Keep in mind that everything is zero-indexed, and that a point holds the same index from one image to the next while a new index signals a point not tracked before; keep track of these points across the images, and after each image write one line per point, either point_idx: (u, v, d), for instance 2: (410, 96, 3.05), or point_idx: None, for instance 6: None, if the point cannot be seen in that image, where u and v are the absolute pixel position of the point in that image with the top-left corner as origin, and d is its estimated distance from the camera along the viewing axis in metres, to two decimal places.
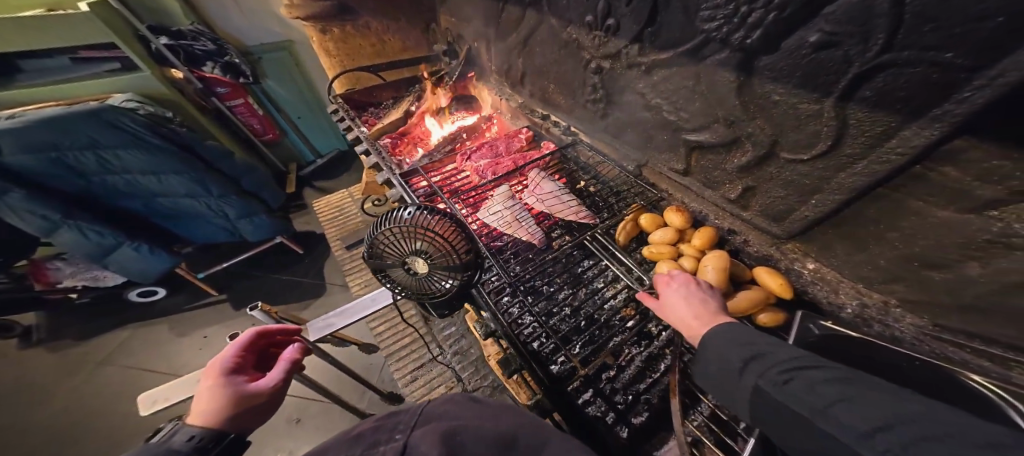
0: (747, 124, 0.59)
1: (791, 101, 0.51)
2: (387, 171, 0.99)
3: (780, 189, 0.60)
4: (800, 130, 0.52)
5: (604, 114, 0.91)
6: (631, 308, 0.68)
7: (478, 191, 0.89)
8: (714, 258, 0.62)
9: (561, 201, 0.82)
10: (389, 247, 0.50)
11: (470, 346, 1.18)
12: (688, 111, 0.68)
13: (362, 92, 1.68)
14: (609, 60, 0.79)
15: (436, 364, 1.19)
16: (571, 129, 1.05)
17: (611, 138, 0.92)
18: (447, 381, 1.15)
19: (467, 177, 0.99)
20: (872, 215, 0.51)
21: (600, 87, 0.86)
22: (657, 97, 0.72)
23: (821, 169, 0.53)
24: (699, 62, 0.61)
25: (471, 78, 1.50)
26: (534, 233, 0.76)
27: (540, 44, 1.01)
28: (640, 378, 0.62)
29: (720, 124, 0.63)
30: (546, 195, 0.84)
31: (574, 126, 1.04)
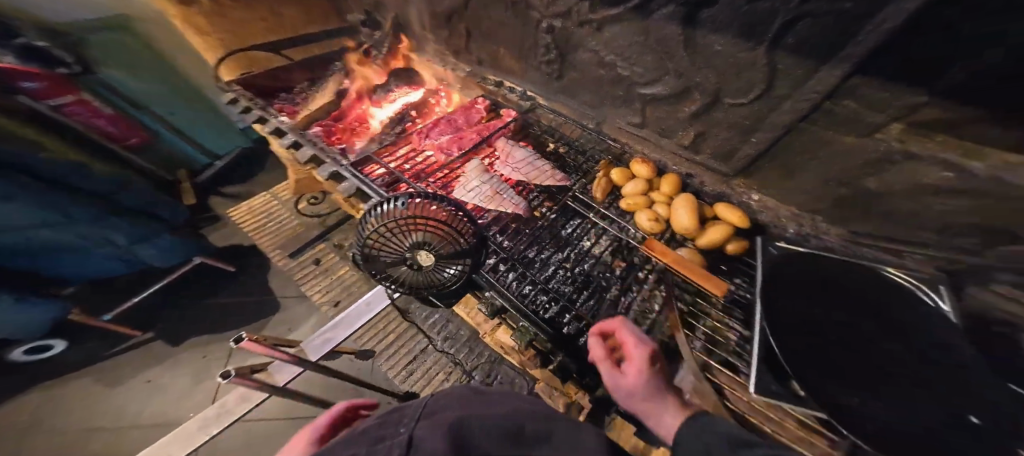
0: (695, 75, 0.65)
1: (731, 51, 0.57)
2: (333, 164, 0.88)
3: (725, 132, 0.69)
4: (738, 77, 0.59)
5: (563, 76, 0.91)
6: (619, 259, 0.75)
7: (447, 170, 0.86)
8: (685, 202, 0.70)
9: (535, 167, 0.83)
10: (382, 244, 0.48)
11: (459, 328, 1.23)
12: (641, 66, 0.72)
13: (271, 74, 1.43)
14: (560, 19, 0.79)
15: (429, 354, 1.21)
16: (528, 94, 1.04)
17: (571, 101, 0.94)
18: (445, 366, 1.17)
19: (430, 156, 0.95)
20: (797, 147, 0.61)
21: (553, 48, 0.86)
22: (611, 54, 0.75)
23: (758, 109, 0.61)
24: (647, 17, 0.64)
25: (405, 48, 1.36)
26: (518, 204, 0.77)
27: (483, 5, 0.95)
28: (641, 320, 0.67)
29: (672, 76, 0.68)
30: (520, 162, 0.85)
31: (531, 90, 1.04)
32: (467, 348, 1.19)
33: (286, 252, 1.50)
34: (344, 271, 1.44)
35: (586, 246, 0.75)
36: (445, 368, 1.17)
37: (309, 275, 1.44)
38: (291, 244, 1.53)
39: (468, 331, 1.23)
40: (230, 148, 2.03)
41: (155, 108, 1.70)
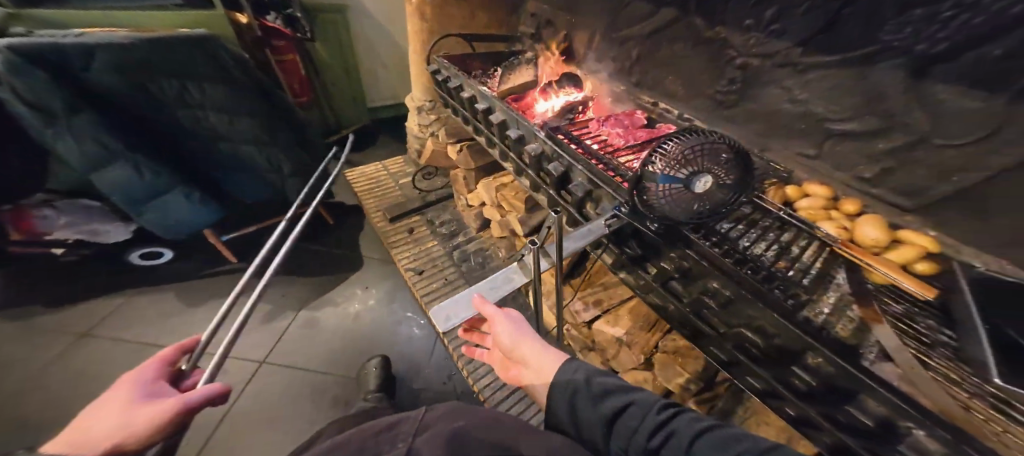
0: (906, 116, 0.72)
1: (962, 99, 0.63)
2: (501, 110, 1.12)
3: (920, 171, 0.74)
4: (961, 122, 0.64)
5: (734, 104, 1.07)
6: (847, 273, 0.62)
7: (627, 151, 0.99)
8: (873, 220, 0.69)
9: None
10: (586, 175, 0.87)
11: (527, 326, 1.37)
12: (839, 105, 0.82)
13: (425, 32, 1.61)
14: (759, 58, 0.94)
15: None
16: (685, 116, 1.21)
17: (736, 127, 1.08)
18: None
19: (607, 140, 1.03)
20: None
21: (739, 81, 1.02)
22: (805, 93, 0.88)
23: (994, 154, 0.61)
24: (869, 65, 0.74)
25: (566, 36, 1.50)
26: None
27: (668, 39, 1.17)
28: (956, 374, 0.44)
29: (876, 116, 0.76)
30: None
31: (688, 113, 1.21)
32: None
33: (387, 215, 1.71)
34: (434, 245, 1.62)
35: (813, 253, 0.67)
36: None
37: (401, 239, 1.64)
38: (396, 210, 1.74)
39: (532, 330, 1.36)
40: (357, 118, 2.37)
41: (328, 83, 2.16)
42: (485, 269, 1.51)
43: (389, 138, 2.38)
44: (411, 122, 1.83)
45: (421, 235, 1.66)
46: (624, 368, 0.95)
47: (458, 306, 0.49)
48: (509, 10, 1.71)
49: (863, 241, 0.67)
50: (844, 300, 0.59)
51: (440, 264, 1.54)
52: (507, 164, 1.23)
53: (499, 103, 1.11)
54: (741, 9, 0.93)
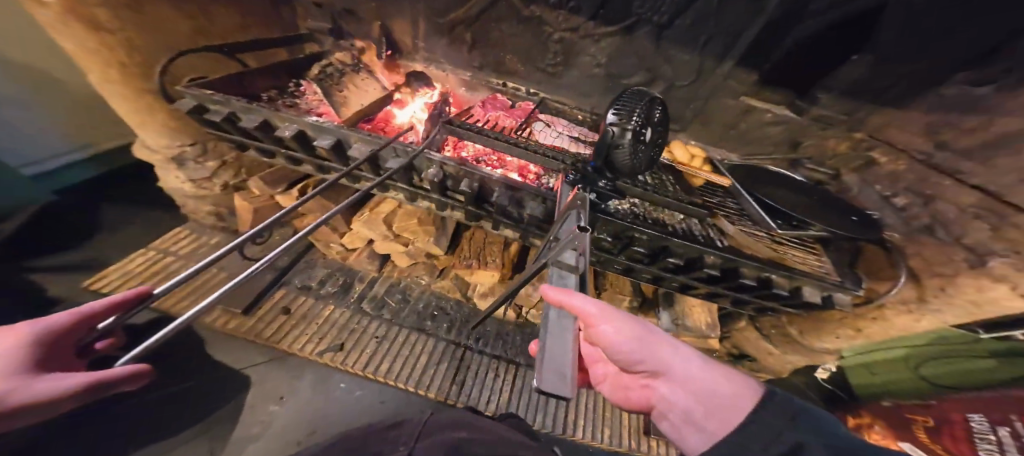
0: (665, 67, 1.00)
1: (688, 47, 0.94)
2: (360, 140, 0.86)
3: (683, 103, 1.05)
4: (687, 65, 0.98)
5: (563, 76, 1.16)
6: (689, 186, 0.92)
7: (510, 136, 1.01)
8: (678, 146, 1.05)
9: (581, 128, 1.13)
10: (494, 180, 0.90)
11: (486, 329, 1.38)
12: (626, 65, 1.05)
13: (112, 48, 0.82)
14: (570, 32, 1.04)
15: (474, 358, 1.28)
16: (533, 92, 1.22)
17: (571, 95, 1.19)
18: (492, 365, 1.29)
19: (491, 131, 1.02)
20: (731, 107, 1.00)
21: (561, 53, 1.09)
22: (605, 59, 1.06)
23: (717, 80, 0.98)
24: (633, 33, 0.97)
25: (381, 26, 1.21)
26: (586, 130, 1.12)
27: (492, 20, 1.09)
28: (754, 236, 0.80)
29: (649, 71, 1.02)
30: (569, 126, 1.12)
31: (534, 89, 1.22)
32: (498, 340, 1.37)
33: (235, 310, 1.16)
34: (333, 312, 1.25)
35: (666, 177, 0.94)
36: (491, 367, 1.28)
37: (284, 326, 1.18)
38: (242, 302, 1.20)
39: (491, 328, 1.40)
40: (12, 206, 1.11)
41: None
42: (413, 302, 1.35)
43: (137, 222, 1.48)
44: (169, 177, 1.12)
45: (305, 308, 1.24)
46: None
47: (550, 367, 0.33)
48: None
49: (682, 161, 1.02)
50: (695, 190, 0.92)
51: (357, 326, 1.24)
52: (391, 193, 1.09)
53: (352, 133, 0.86)
54: None
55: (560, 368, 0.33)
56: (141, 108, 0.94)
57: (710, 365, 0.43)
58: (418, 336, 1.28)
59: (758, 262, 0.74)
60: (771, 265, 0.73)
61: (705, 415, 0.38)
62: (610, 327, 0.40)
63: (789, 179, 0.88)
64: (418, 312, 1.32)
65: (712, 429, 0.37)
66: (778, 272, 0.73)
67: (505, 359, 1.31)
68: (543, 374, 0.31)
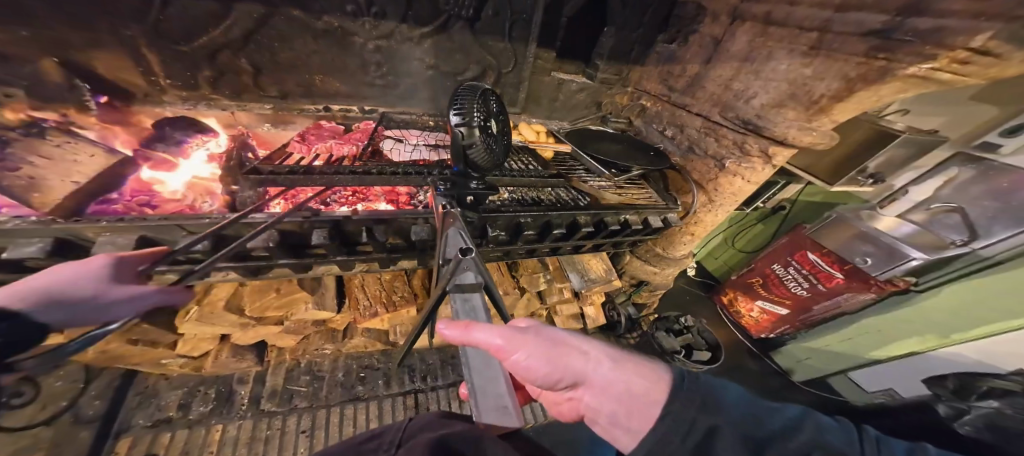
0: (490, 60, 1.01)
1: (504, 38, 0.97)
2: (116, 221, 0.57)
3: (513, 89, 1.08)
4: (509, 54, 1.00)
5: (396, 85, 1.05)
6: (544, 159, 0.99)
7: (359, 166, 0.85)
8: (522, 126, 1.09)
9: (435, 134, 1.05)
10: (357, 217, 0.73)
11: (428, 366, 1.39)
12: (455, 63, 1.02)
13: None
14: (385, 39, 0.93)
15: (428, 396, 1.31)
16: (371, 109, 1.07)
17: (412, 103, 1.10)
18: (448, 394, 1.33)
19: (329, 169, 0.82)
20: (555, 81, 1.08)
21: (385, 64, 0.99)
22: (432, 59, 1.00)
23: (539, 63, 1.04)
24: (448, 31, 0.94)
25: (63, 65, 0.73)
26: (439, 136, 1.05)
27: (278, 38, 0.87)
28: (606, 186, 0.93)
29: (478, 64, 1.02)
30: (423, 135, 1.03)
31: (371, 105, 1.07)
32: (443, 371, 1.39)
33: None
34: (227, 430, 1.05)
35: (522, 157, 0.96)
36: (451, 394, 1.34)
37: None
38: None
39: (434, 362, 1.41)
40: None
41: None
42: (329, 376, 1.26)
43: None
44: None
45: (181, 445, 0.99)
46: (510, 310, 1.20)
47: (488, 402, 0.40)
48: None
49: (531, 139, 1.06)
50: (554, 161, 1.00)
51: (271, 430, 1.09)
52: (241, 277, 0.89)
53: (84, 222, 0.56)
54: None
55: (498, 398, 0.40)
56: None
57: (624, 362, 0.44)
58: (354, 401, 1.22)
59: (616, 208, 0.85)
60: (624, 208, 0.86)
61: (627, 414, 0.40)
62: (523, 355, 0.40)
63: (613, 134, 1.03)
64: (342, 381, 1.25)
65: (637, 426, 0.39)
66: (632, 210, 0.87)
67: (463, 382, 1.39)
68: (482, 409, 0.39)
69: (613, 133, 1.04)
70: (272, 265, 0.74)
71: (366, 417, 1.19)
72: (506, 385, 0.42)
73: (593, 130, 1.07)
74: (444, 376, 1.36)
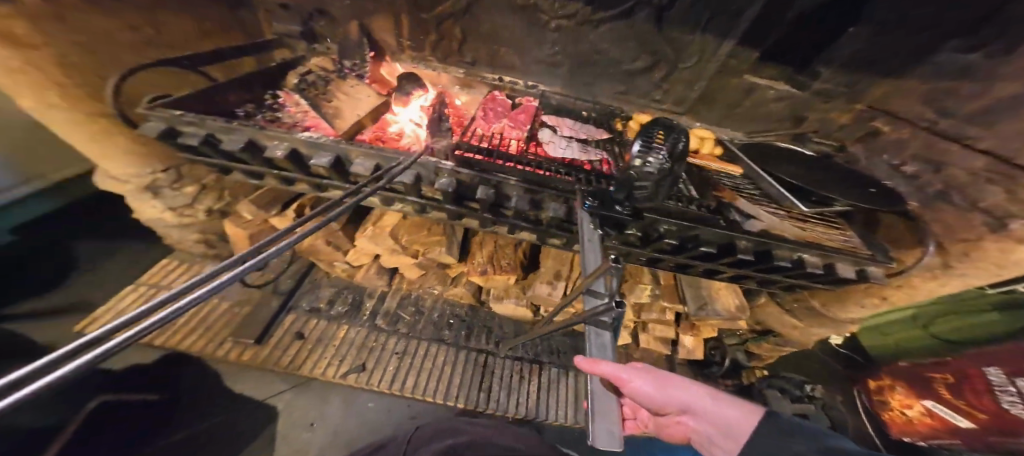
0: (669, 52, 0.94)
1: (693, 31, 0.88)
2: (369, 153, 0.78)
3: (685, 85, 1.01)
4: (693, 48, 0.92)
5: (562, 66, 1.07)
6: (699, 170, 0.93)
7: (528, 143, 0.92)
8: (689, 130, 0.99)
9: (585, 128, 1.00)
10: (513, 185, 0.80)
11: (503, 332, 1.50)
12: (626, 52, 0.97)
13: (52, 64, 0.68)
14: (566, 20, 0.95)
15: (498, 363, 1.42)
16: (531, 85, 1.13)
17: (570, 86, 1.11)
18: (516, 369, 1.43)
19: (505, 140, 0.92)
20: (737, 86, 0.97)
21: (559, 44, 1.01)
22: (605, 44, 0.97)
23: (721, 64, 0.93)
24: (633, 17, 0.89)
25: (360, 25, 1.09)
26: (592, 131, 1.00)
27: (482, 10, 1.02)
28: (776, 214, 0.81)
29: (650, 55, 0.96)
30: (574, 127, 1.00)
31: (533, 82, 1.13)
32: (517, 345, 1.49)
33: (246, 341, 1.22)
34: (349, 331, 1.34)
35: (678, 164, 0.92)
36: (515, 369, 1.43)
37: (301, 352, 1.26)
38: (248, 333, 1.23)
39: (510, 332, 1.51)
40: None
41: None
42: (427, 313, 1.47)
43: None
44: (144, 208, 0.98)
45: (319, 331, 1.30)
46: None
47: (602, 425, 0.42)
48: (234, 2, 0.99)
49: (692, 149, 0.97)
50: (707, 178, 0.91)
51: (376, 343, 1.34)
52: (396, 207, 1.03)
53: (351, 147, 0.78)
54: None
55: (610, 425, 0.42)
56: (104, 143, 0.82)
57: (718, 395, 0.53)
58: (438, 345, 1.40)
59: (795, 244, 0.74)
60: (804, 245, 0.73)
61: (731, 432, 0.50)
62: (638, 381, 0.46)
63: (793, 157, 0.91)
64: (434, 321, 1.45)
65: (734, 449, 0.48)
66: (813, 245, 0.73)
67: (529, 361, 1.46)
68: (595, 433, 0.40)
69: (797, 154, 0.91)
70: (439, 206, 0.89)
71: (444, 360, 1.37)
72: (618, 415, 0.43)
73: (783, 147, 0.95)
74: (515, 349, 1.47)
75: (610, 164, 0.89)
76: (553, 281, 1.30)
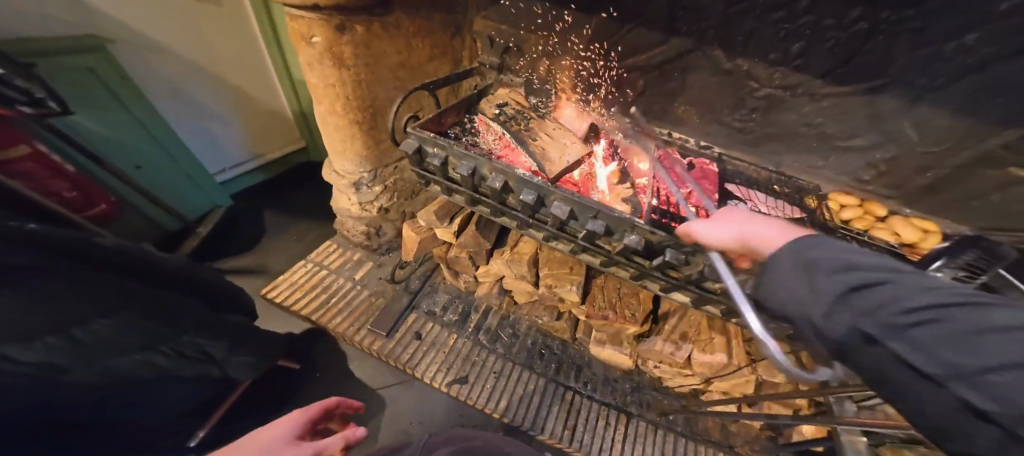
0: (903, 134, 0.88)
1: (953, 120, 0.80)
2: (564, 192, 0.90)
3: (912, 170, 0.94)
4: (946, 135, 0.84)
5: (751, 130, 1.06)
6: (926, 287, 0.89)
7: (717, 213, 0.92)
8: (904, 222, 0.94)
9: (777, 204, 0.98)
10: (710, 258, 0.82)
11: (594, 370, 1.36)
12: (847, 127, 0.94)
13: (351, 81, 1.03)
14: (783, 88, 0.93)
15: (583, 399, 1.30)
16: (703, 144, 1.15)
17: (752, 149, 1.10)
18: (600, 411, 1.27)
19: (693, 205, 0.94)
20: (982, 184, 0.86)
21: (757, 110, 1.00)
22: (819, 116, 0.95)
23: (965, 159, 0.84)
24: (873, 95, 0.85)
25: (551, 65, 1.20)
26: (788, 208, 0.97)
27: (680, 68, 1.03)
28: None
29: (876, 134, 0.92)
30: (768, 202, 0.98)
31: (706, 141, 1.15)
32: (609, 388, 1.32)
33: (378, 332, 1.36)
34: (456, 341, 1.39)
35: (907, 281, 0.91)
36: (601, 413, 1.27)
37: (418, 352, 1.35)
38: (379, 321, 1.38)
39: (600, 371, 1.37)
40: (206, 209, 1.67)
41: (123, 159, 1.34)
42: (522, 338, 1.43)
43: (298, 217, 1.82)
44: (343, 198, 1.37)
45: (434, 335, 1.39)
46: (728, 378, 1.14)
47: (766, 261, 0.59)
48: (454, 31, 1.19)
49: (911, 242, 0.90)
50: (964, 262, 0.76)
51: (478, 359, 1.36)
52: (553, 244, 1.08)
53: (553, 190, 0.91)
54: (765, 42, 0.87)
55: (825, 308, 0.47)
56: (346, 144, 1.18)
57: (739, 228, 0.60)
58: (526, 366, 1.35)
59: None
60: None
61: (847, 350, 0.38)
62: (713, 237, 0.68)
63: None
64: (528, 348, 1.40)
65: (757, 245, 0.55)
66: None
67: (616, 407, 1.28)
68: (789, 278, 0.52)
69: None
70: (608, 255, 0.96)
71: (530, 377, 1.33)
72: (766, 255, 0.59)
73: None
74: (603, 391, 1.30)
75: None
76: (678, 340, 1.18)
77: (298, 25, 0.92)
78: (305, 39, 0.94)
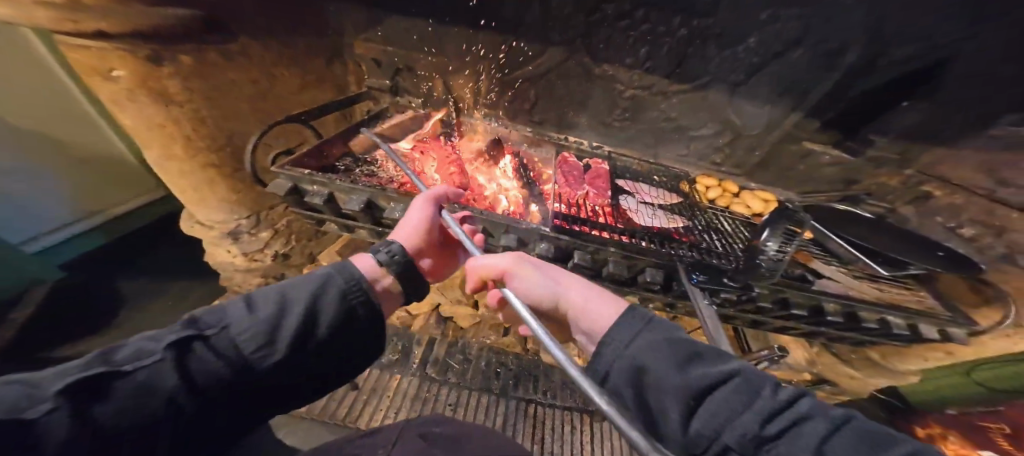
0: (733, 120, 1.07)
1: (760, 104, 1.00)
2: (472, 213, 0.90)
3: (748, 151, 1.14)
4: (761, 117, 1.04)
5: (628, 129, 1.18)
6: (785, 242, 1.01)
7: (613, 209, 1.01)
8: (753, 194, 1.14)
9: (657, 192, 1.11)
10: (611, 253, 0.90)
11: (547, 378, 1.38)
12: (696, 120, 1.10)
13: (190, 119, 0.86)
14: (642, 89, 1.06)
15: (545, 408, 1.30)
16: (596, 145, 1.24)
17: (637, 146, 1.22)
18: (564, 417, 1.30)
19: (592, 205, 1.01)
20: (795, 154, 1.09)
21: (630, 110, 1.12)
22: (674, 111, 1.09)
23: (775, 134, 1.06)
24: (706, 89, 1.01)
25: (440, 82, 1.18)
26: (670, 195, 1.11)
27: (557, 77, 1.10)
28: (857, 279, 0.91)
29: (716, 123, 1.09)
30: (652, 192, 1.11)
31: (598, 143, 1.24)
32: (568, 391, 1.36)
33: None
34: (400, 381, 1.28)
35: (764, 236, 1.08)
36: (565, 419, 1.29)
37: (356, 405, 1.20)
38: None
39: (557, 378, 1.39)
40: (21, 288, 1.25)
41: None
42: (474, 361, 1.38)
43: (173, 280, 1.49)
44: (220, 250, 1.15)
45: (372, 382, 1.26)
46: None
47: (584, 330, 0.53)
48: (332, 56, 1.10)
49: (758, 211, 1.11)
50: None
51: (429, 394, 1.27)
52: None
53: (459, 211, 0.90)
54: (620, 49, 0.97)
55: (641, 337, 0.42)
56: (208, 190, 1.00)
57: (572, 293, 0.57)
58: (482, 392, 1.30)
59: (875, 304, 0.84)
60: (886, 307, 0.84)
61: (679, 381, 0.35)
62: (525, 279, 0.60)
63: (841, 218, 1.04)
64: (483, 371, 1.36)
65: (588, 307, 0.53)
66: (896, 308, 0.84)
67: (578, 409, 1.31)
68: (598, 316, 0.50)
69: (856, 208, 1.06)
70: None
71: (489, 400, 1.29)
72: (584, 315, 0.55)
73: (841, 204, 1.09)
74: (563, 397, 1.32)
75: (694, 229, 0.98)
76: None
77: (84, 57, 0.71)
78: (100, 72, 0.73)
